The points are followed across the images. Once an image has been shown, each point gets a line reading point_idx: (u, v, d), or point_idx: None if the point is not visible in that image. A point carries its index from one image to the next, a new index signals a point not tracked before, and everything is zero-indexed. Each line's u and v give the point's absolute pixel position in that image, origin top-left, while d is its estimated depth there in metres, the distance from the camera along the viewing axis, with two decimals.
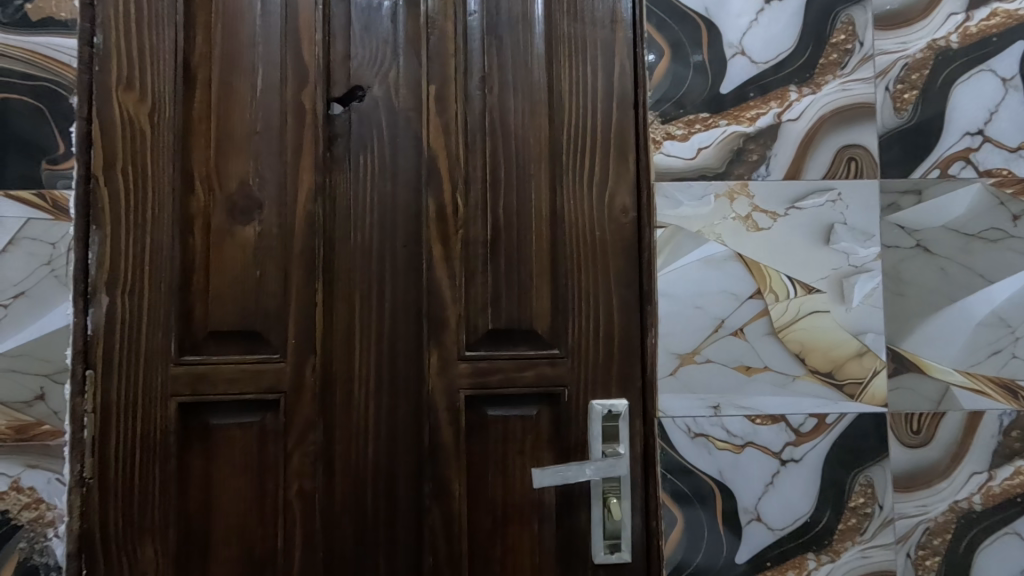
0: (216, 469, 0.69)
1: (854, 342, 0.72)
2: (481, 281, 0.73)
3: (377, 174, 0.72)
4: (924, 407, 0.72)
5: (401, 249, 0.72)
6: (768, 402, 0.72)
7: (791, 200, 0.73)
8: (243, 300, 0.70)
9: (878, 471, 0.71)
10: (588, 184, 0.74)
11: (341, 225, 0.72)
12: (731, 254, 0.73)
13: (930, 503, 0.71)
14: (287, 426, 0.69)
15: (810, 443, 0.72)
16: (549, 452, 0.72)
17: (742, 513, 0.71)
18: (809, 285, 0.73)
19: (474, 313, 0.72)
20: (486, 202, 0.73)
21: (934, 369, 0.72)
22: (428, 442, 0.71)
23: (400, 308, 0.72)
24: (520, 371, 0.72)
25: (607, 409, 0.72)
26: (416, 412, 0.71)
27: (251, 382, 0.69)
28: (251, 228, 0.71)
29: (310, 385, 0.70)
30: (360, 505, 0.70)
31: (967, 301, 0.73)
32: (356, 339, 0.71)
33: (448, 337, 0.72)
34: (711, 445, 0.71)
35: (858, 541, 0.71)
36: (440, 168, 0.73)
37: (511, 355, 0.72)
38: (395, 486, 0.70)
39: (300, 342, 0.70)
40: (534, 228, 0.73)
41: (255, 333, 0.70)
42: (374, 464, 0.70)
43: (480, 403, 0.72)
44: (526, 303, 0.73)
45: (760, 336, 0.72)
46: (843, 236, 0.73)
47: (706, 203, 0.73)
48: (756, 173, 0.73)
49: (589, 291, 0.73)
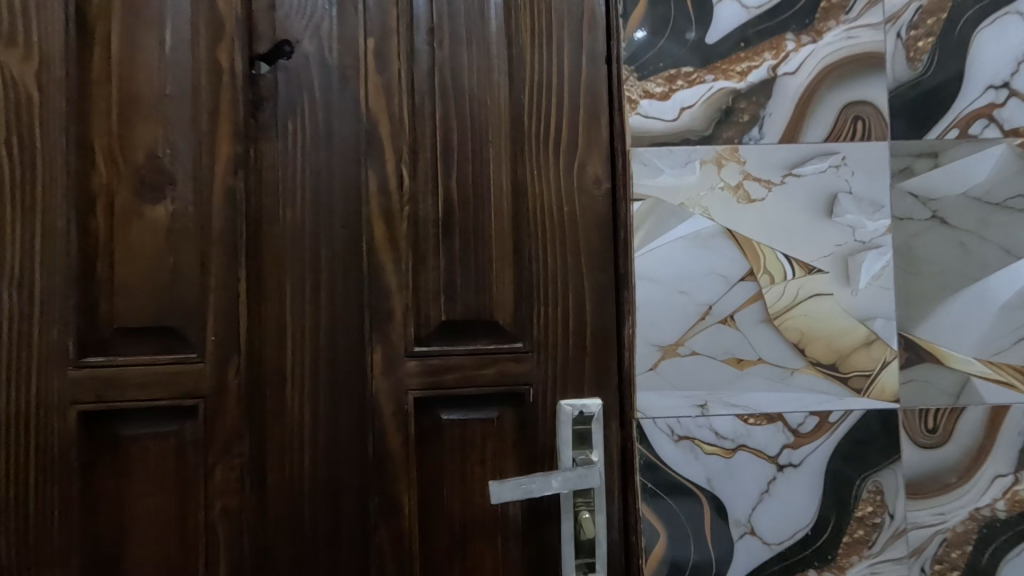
0: (126, 488, 0.59)
1: (861, 329, 0.63)
2: (433, 266, 0.63)
3: (310, 143, 0.62)
4: (941, 402, 0.63)
5: (340, 230, 0.62)
6: (763, 399, 0.63)
7: (788, 167, 0.63)
8: (154, 292, 0.60)
9: (889, 476, 0.63)
10: (555, 152, 0.64)
11: (269, 203, 0.62)
12: (720, 230, 0.63)
13: (947, 511, 0.63)
14: (210, 437, 0.60)
15: (811, 445, 0.63)
16: (513, 460, 0.63)
17: (734, 526, 0.62)
18: (810, 265, 0.63)
19: (425, 302, 0.63)
20: (437, 175, 0.63)
21: (952, 358, 0.63)
22: (373, 452, 0.61)
23: (338, 297, 0.62)
24: (478, 367, 0.63)
25: (577, 410, 0.63)
26: (359, 417, 0.62)
27: (166, 386, 0.60)
28: (162, 207, 0.61)
29: (235, 388, 0.60)
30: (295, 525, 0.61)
31: (989, 280, 0.64)
32: (289, 334, 0.62)
33: (395, 331, 0.62)
34: (698, 449, 0.62)
35: (866, 556, 0.62)
36: (384, 135, 0.63)
37: (467, 350, 0.63)
38: (336, 503, 0.61)
39: (223, 339, 0.60)
40: (493, 204, 0.64)
41: (169, 329, 0.60)
42: (311, 478, 0.61)
43: (434, 405, 0.63)
44: (484, 290, 0.63)
45: (753, 324, 0.63)
46: (848, 208, 0.63)
47: (691, 171, 0.63)
48: (748, 136, 0.63)
49: (558, 275, 0.64)
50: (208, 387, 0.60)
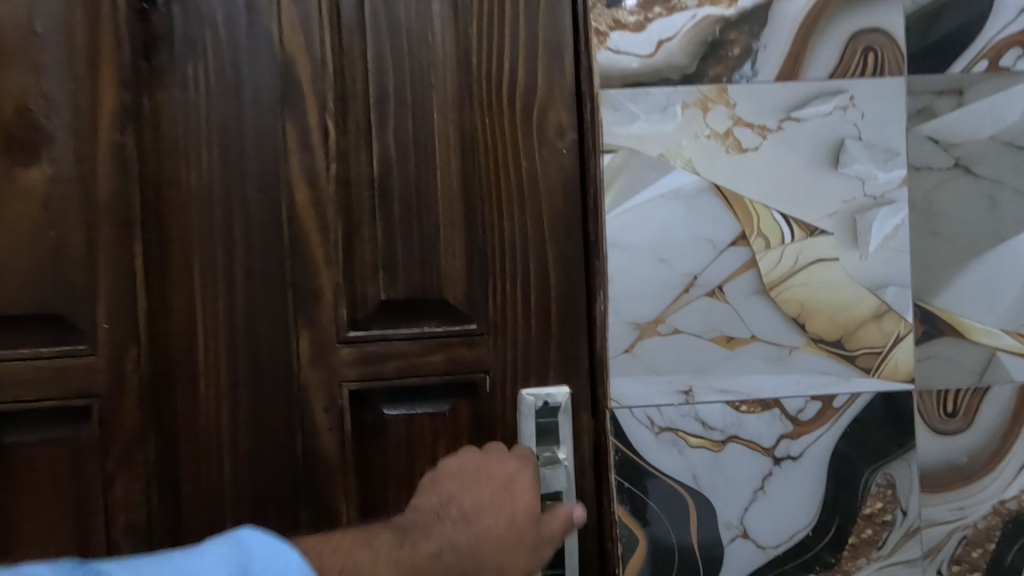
0: (10, 506, 0.51)
1: (870, 299, 0.54)
2: (368, 236, 0.54)
3: (216, 92, 0.52)
4: (962, 381, 0.55)
5: (257, 196, 0.53)
6: (757, 383, 0.54)
7: (787, 109, 0.54)
8: (34, 274, 0.51)
9: (901, 467, 0.54)
10: (510, 98, 0.54)
11: (170, 165, 0.52)
12: (706, 186, 0.54)
13: (968, 505, 0.55)
14: (108, 442, 0.51)
15: (813, 434, 0.54)
16: None
17: (724, 529, 0.54)
18: (811, 225, 0.54)
19: (360, 279, 0.54)
20: (370, 127, 0.53)
21: (975, 331, 0.55)
22: (304, 456, 0.53)
23: (258, 275, 0.53)
24: (425, 354, 0.54)
25: (541, 401, 0.54)
26: (287, 415, 0.53)
27: (51, 384, 0.51)
28: (37, 170, 0.50)
29: (138, 384, 0.51)
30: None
31: (1020, 239, 0.54)
32: (200, 319, 0.52)
33: (324, 313, 0.53)
34: (682, 443, 0.54)
35: (874, 558, 0.54)
36: (305, 81, 0.53)
37: (410, 335, 0.54)
38: (262, 514, 0.53)
39: (118, 328, 0.51)
40: (438, 161, 0.54)
41: (55, 317, 0.51)
42: (231, 489, 0.52)
43: (375, 398, 0.54)
44: (430, 263, 0.54)
45: (746, 296, 0.54)
46: (856, 157, 0.54)
47: (671, 117, 0.53)
48: (739, 73, 0.53)
49: (516, 243, 0.54)
50: (104, 384, 0.51)
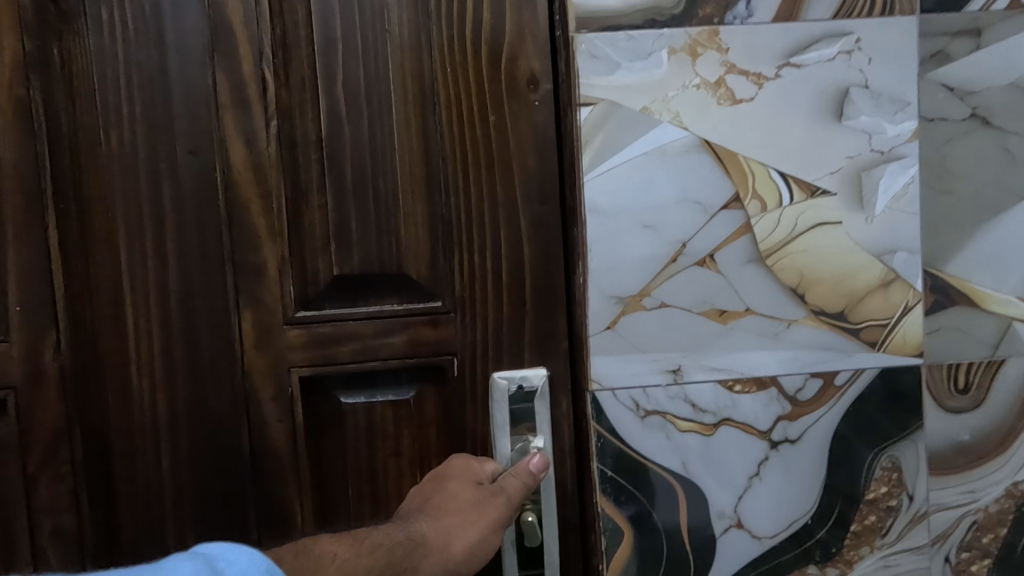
0: None
1: (876, 267, 0.49)
2: (328, 211, 0.49)
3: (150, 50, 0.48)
4: (975, 355, 0.50)
5: (197, 165, 0.49)
6: (752, 361, 0.49)
7: (785, 54, 0.48)
8: None
9: (908, 449, 0.50)
10: (475, 48, 0.48)
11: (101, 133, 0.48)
12: (695, 143, 0.48)
13: (979, 487, 0.50)
14: (29, 434, 0.49)
15: (812, 415, 0.50)
16: (433, 448, 0.50)
17: (717, 519, 0.50)
18: (812, 186, 0.48)
19: (311, 253, 0.49)
20: (319, 86, 0.48)
21: (990, 301, 0.50)
22: (251, 450, 0.50)
23: (202, 253, 0.49)
24: (384, 337, 0.50)
25: (515, 384, 0.50)
26: (230, 405, 0.50)
27: None
28: None
29: (79, 370, 0.49)
30: (151, 537, 0.50)
31: None
32: (137, 301, 0.49)
33: (267, 292, 0.49)
34: (670, 428, 0.49)
35: (878, 546, 0.50)
36: (246, 36, 0.48)
37: (366, 315, 0.49)
38: (217, 507, 0.50)
39: (33, 312, 0.48)
40: (396, 122, 0.48)
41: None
42: (172, 487, 0.50)
43: (329, 385, 0.50)
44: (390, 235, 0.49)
45: (740, 265, 0.49)
46: (862, 107, 0.48)
47: (656, 64, 0.47)
48: (732, 13, 0.47)
49: (483, 210, 0.49)
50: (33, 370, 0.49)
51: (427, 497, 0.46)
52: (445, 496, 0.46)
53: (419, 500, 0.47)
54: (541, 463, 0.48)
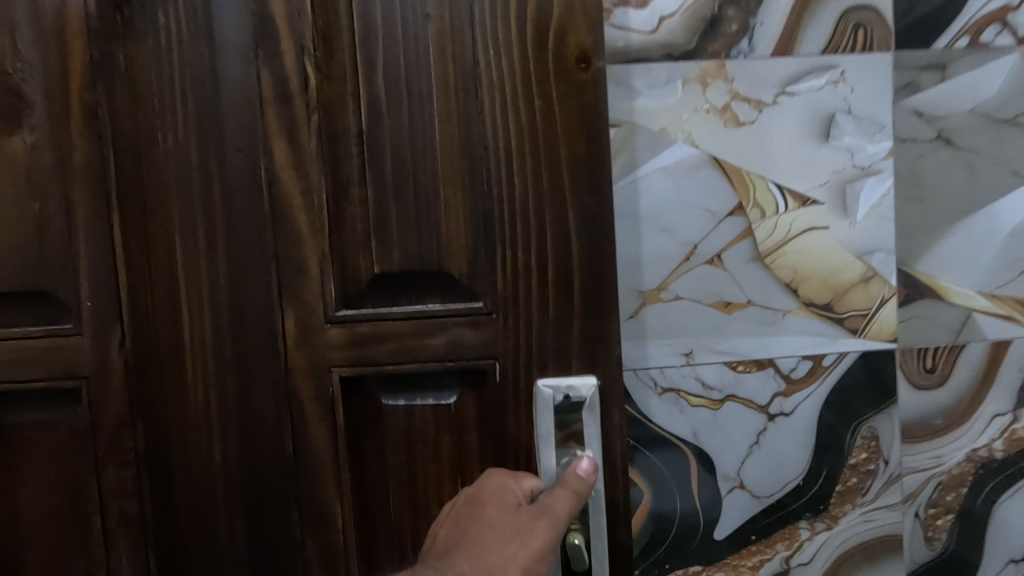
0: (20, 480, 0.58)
1: (858, 266, 0.58)
2: (377, 216, 0.55)
3: (227, 72, 0.54)
4: (940, 340, 0.59)
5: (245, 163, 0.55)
6: (753, 345, 0.57)
7: (782, 83, 0.56)
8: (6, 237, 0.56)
9: (884, 420, 0.59)
10: (516, 69, 0.52)
11: (186, 146, 0.54)
12: (705, 159, 0.56)
13: (944, 453, 0.59)
14: (98, 422, 0.57)
15: (804, 391, 0.58)
16: (475, 444, 0.56)
17: (722, 481, 0.58)
18: (804, 196, 0.57)
19: (352, 250, 0.55)
20: (374, 102, 0.53)
21: (952, 294, 0.58)
22: (293, 449, 0.56)
23: (271, 252, 0.55)
24: (422, 337, 0.55)
25: (560, 393, 0.54)
26: (277, 399, 0.56)
27: (44, 364, 0.57)
28: (16, 137, 0.55)
29: (169, 355, 0.56)
30: (207, 511, 0.57)
31: (996, 206, 0.58)
32: (193, 306, 0.56)
33: (306, 287, 0.55)
34: (683, 402, 0.57)
35: (859, 504, 0.59)
36: (308, 57, 0.53)
37: (403, 314, 0.55)
38: (267, 495, 0.57)
39: (99, 309, 0.56)
40: (439, 135, 0.53)
41: (89, 293, 0.56)
42: (223, 481, 0.57)
43: (368, 381, 0.56)
44: (433, 240, 0.54)
45: (743, 263, 0.57)
46: (846, 129, 0.57)
47: (673, 92, 0.56)
48: (736, 49, 0.56)
49: (534, 200, 0.53)
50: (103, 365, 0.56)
51: (461, 527, 0.52)
52: (478, 525, 0.51)
53: (454, 531, 0.52)
54: (589, 467, 0.53)
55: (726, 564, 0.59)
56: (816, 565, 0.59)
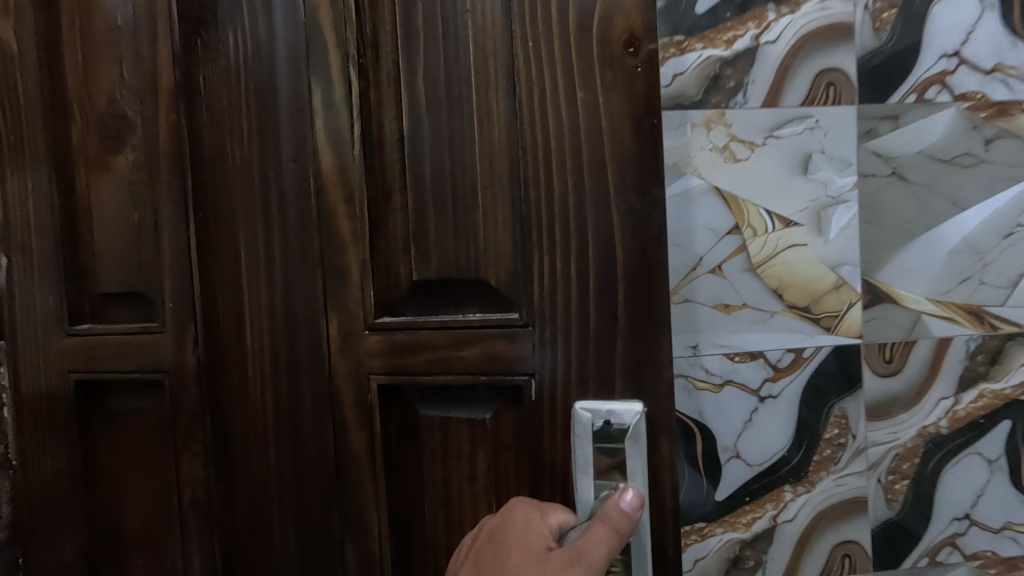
0: (119, 456, 0.71)
1: (830, 276, 0.71)
2: (417, 226, 0.61)
3: (308, 106, 0.63)
4: (896, 336, 0.72)
5: (297, 171, 0.64)
6: (747, 339, 0.70)
7: (769, 129, 0.70)
8: (117, 236, 0.70)
9: (852, 402, 0.72)
10: (553, 84, 0.55)
11: (272, 167, 0.65)
12: (708, 188, 0.69)
13: (900, 429, 0.73)
14: (180, 411, 0.68)
15: (787, 378, 0.71)
16: (513, 454, 0.60)
17: (722, 452, 0.71)
18: (787, 219, 0.70)
19: (394, 256, 0.63)
20: (423, 127, 0.60)
21: (906, 299, 0.72)
22: (336, 455, 0.65)
23: (336, 259, 0.64)
24: (454, 347, 0.61)
25: (596, 418, 0.57)
26: (323, 403, 0.65)
27: (136, 358, 0.69)
28: (122, 156, 0.69)
29: (253, 348, 0.66)
30: (267, 493, 0.67)
31: (938, 229, 0.72)
32: (257, 313, 0.66)
33: (349, 294, 0.64)
34: (690, 386, 0.70)
35: (832, 471, 0.72)
36: (359, 79, 0.62)
37: (437, 327, 0.62)
38: (315, 494, 0.66)
39: (181, 308, 0.68)
40: (477, 159, 0.59)
41: (184, 292, 0.68)
42: (279, 478, 0.66)
43: (407, 389, 0.64)
44: (473, 258, 0.60)
45: (739, 273, 0.70)
46: (821, 166, 0.70)
47: (683, 134, 0.69)
48: (734, 100, 0.69)
49: (575, 205, 0.56)
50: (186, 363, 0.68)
51: (483, 559, 0.56)
52: (500, 559, 0.55)
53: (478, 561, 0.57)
54: (632, 502, 0.54)
55: (725, 522, 0.71)
56: (798, 522, 0.72)
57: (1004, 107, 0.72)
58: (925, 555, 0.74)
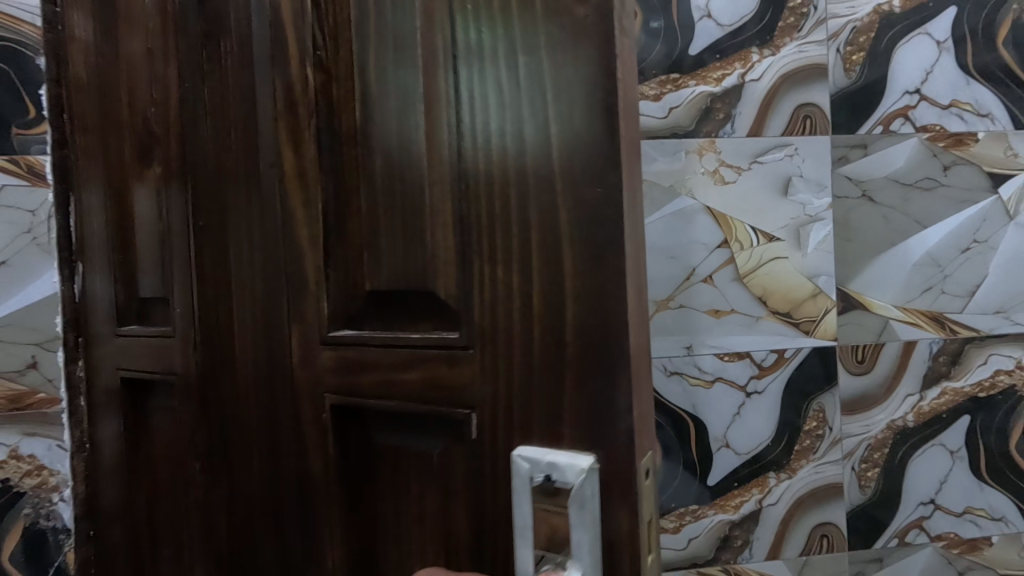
0: (152, 454, 0.62)
1: (808, 285, 0.80)
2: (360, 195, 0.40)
3: (251, 54, 0.47)
4: (867, 339, 0.81)
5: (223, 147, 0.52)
6: (735, 341, 0.79)
7: (754, 155, 0.79)
8: (150, 226, 0.60)
9: (829, 397, 0.81)
10: None
11: (229, 135, 0.49)
12: (701, 207, 0.79)
13: (872, 422, 0.81)
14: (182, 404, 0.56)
15: (772, 375, 0.80)
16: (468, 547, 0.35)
17: (713, 441, 0.79)
18: (770, 234, 0.80)
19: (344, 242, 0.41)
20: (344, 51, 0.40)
21: (875, 306, 0.81)
22: (295, 475, 0.45)
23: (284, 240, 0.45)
24: (407, 371, 0.37)
25: (539, 471, 0.30)
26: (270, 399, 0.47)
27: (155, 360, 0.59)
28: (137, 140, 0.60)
29: (226, 336, 0.50)
30: (250, 527, 0.50)
31: (903, 244, 0.82)
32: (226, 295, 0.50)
33: (306, 299, 0.44)
34: (685, 382, 0.79)
35: (811, 459, 0.80)
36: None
37: (384, 339, 0.39)
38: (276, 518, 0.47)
39: (184, 317, 0.55)
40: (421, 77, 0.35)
41: (188, 295, 0.54)
42: (251, 489, 0.49)
43: (367, 419, 0.41)
44: (414, 219, 0.37)
45: (728, 282, 0.79)
46: (799, 188, 0.80)
47: (678, 159, 0.78)
48: (723, 130, 0.79)
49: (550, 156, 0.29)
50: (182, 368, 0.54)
51: None
52: None
53: None
54: None
55: (716, 504, 0.80)
56: (782, 505, 0.80)
57: (959, 138, 0.82)
58: (895, 536, 0.82)
